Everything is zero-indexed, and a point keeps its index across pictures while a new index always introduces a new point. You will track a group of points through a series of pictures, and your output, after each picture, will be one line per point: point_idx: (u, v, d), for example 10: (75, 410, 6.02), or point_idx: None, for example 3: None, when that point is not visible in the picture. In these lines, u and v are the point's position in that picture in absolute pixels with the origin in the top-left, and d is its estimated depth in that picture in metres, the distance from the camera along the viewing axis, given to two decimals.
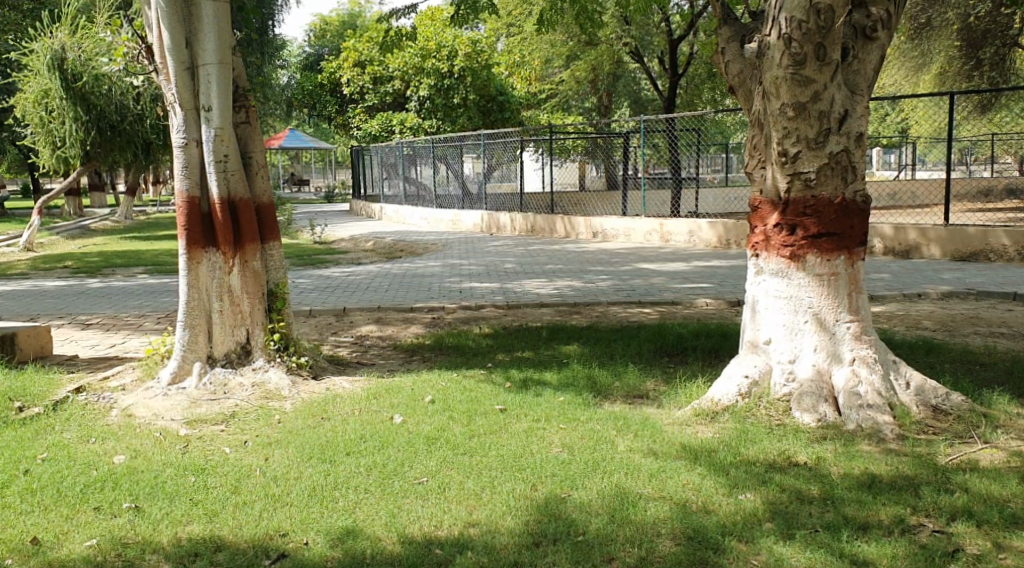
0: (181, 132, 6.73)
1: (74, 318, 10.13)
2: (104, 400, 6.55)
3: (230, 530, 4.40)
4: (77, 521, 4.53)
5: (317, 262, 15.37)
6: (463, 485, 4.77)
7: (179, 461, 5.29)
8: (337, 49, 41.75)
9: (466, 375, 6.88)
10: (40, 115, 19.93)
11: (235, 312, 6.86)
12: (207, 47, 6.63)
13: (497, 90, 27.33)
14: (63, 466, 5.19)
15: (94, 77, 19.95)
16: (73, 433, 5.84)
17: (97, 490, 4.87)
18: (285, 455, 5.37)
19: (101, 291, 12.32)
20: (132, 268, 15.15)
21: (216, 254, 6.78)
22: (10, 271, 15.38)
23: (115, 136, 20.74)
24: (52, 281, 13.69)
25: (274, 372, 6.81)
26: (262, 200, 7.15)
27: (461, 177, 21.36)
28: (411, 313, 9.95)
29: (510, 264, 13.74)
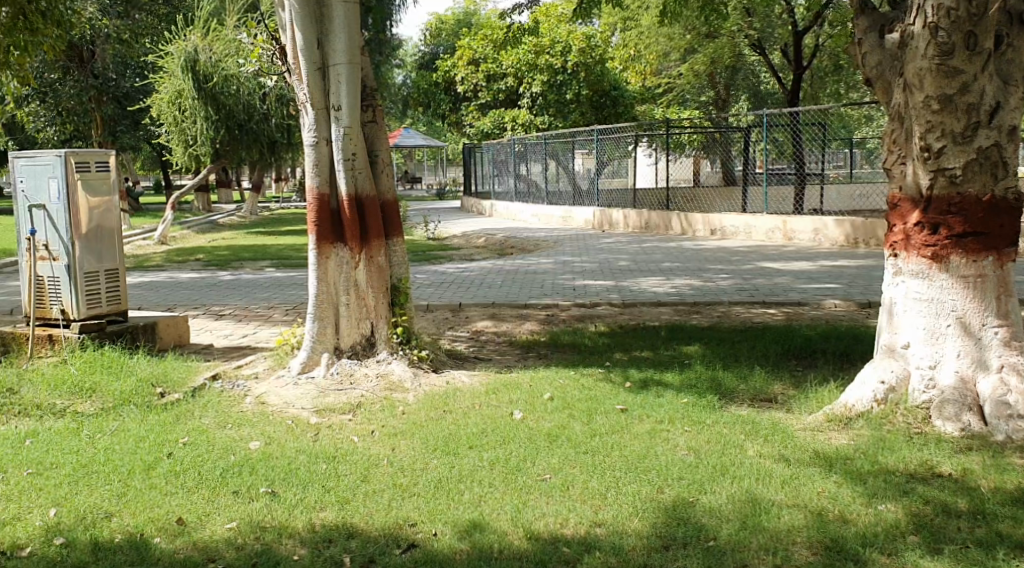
0: (312, 131, 6.91)
1: (208, 308, 10.56)
2: (238, 388, 6.78)
3: (362, 519, 4.49)
4: (218, 503, 4.71)
5: (433, 258, 15.62)
6: (589, 484, 4.73)
7: (311, 449, 5.44)
8: (452, 47, 42.43)
9: (585, 374, 6.83)
10: (173, 115, 20.79)
11: (361, 305, 7.03)
12: (339, 49, 6.79)
13: (612, 85, 27.16)
14: (204, 450, 5.42)
15: (224, 77, 20.70)
16: (211, 419, 6.07)
17: (236, 473, 5.07)
18: (411, 446, 5.45)
19: (229, 283, 12.81)
20: (258, 261, 15.72)
21: (344, 249, 6.96)
22: (147, 263, 16.20)
23: (243, 134, 21.57)
24: (186, 273, 14.29)
25: (398, 364, 6.92)
26: (387, 197, 7.28)
27: (572, 173, 21.36)
28: (526, 310, 9.97)
29: (625, 261, 13.63)
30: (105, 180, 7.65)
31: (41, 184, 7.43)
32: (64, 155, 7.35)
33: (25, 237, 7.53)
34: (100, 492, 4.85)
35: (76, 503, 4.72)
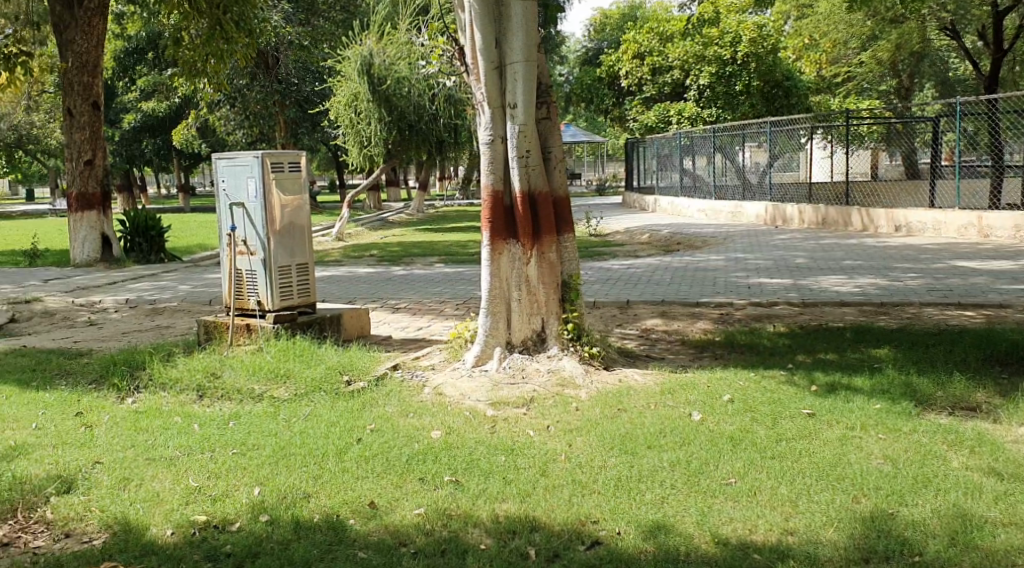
0: (488, 129, 7.02)
1: (385, 302, 10.92)
2: (416, 378, 6.99)
3: (544, 513, 4.52)
4: (405, 490, 4.89)
5: (599, 254, 15.58)
6: (776, 490, 4.58)
7: (490, 440, 5.54)
8: (617, 42, 42.20)
9: (766, 376, 6.62)
10: (350, 117, 21.60)
11: (532, 301, 7.08)
12: (516, 47, 6.85)
13: (784, 75, 26.29)
14: (389, 437, 5.63)
15: (396, 80, 21.44)
16: (394, 407, 6.28)
17: (420, 461, 5.25)
18: (588, 443, 5.44)
19: (403, 278, 13.23)
20: (428, 257, 16.15)
21: (517, 245, 7.04)
22: (325, 258, 16.95)
23: (413, 135, 22.00)
24: (362, 268, 14.88)
25: (569, 360, 6.92)
26: (559, 194, 7.30)
27: (740, 168, 20.85)
28: (699, 308, 9.77)
29: (801, 259, 13.14)
30: (295, 180, 8.06)
31: (241, 184, 7.90)
32: (260, 156, 7.78)
33: (226, 233, 8.04)
34: (298, 474, 5.13)
35: (276, 483, 5.02)
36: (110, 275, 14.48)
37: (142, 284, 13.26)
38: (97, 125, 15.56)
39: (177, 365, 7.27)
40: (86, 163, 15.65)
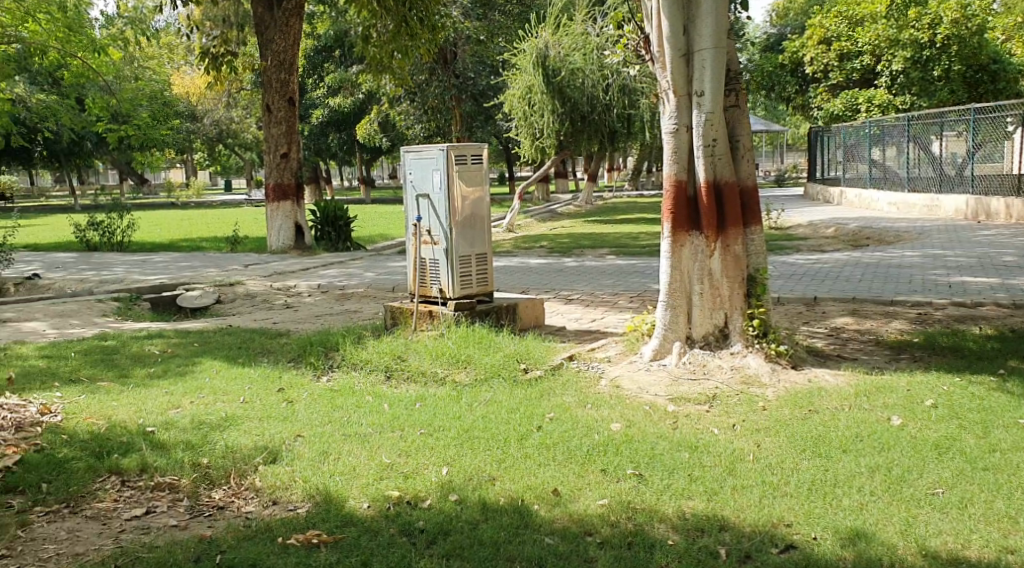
0: (673, 117, 6.90)
1: (559, 293, 10.95)
2: (593, 370, 6.98)
3: (733, 512, 4.40)
4: (588, 479, 4.88)
5: (780, 248, 15.05)
6: (991, 505, 4.26)
7: (672, 436, 5.44)
8: (801, 27, 40.60)
9: (973, 382, 6.17)
10: (524, 109, 21.88)
11: (715, 295, 6.90)
12: (705, 33, 6.68)
13: (989, 58, 24.50)
14: (570, 427, 5.63)
15: (571, 71, 21.36)
16: (572, 397, 6.29)
17: (602, 452, 5.22)
18: (776, 443, 5.25)
19: (576, 269, 13.24)
20: (600, 249, 16.09)
21: (700, 238, 6.89)
22: (498, 248, 17.21)
23: (585, 126, 21.98)
24: (535, 259, 15.01)
25: (754, 358, 6.68)
26: (747, 183, 7.05)
27: (936, 158, 19.60)
28: (892, 307, 9.24)
29: (1006, 257, 12.19)
30: (478, 173, 8.20)
31: (426, 176, 8.13)
32: (446, 149, 7.96)
33: (412, 223, 8.30)
34: (483, 456, 5.22)
35: (462, 465, 5.13)
36: (301, 261, 15.26)
37: (330, 270, 13.89)
38: (292, 121, 16.43)
39: (366, 347, 7.56)
40: (282, 156, 16.55)
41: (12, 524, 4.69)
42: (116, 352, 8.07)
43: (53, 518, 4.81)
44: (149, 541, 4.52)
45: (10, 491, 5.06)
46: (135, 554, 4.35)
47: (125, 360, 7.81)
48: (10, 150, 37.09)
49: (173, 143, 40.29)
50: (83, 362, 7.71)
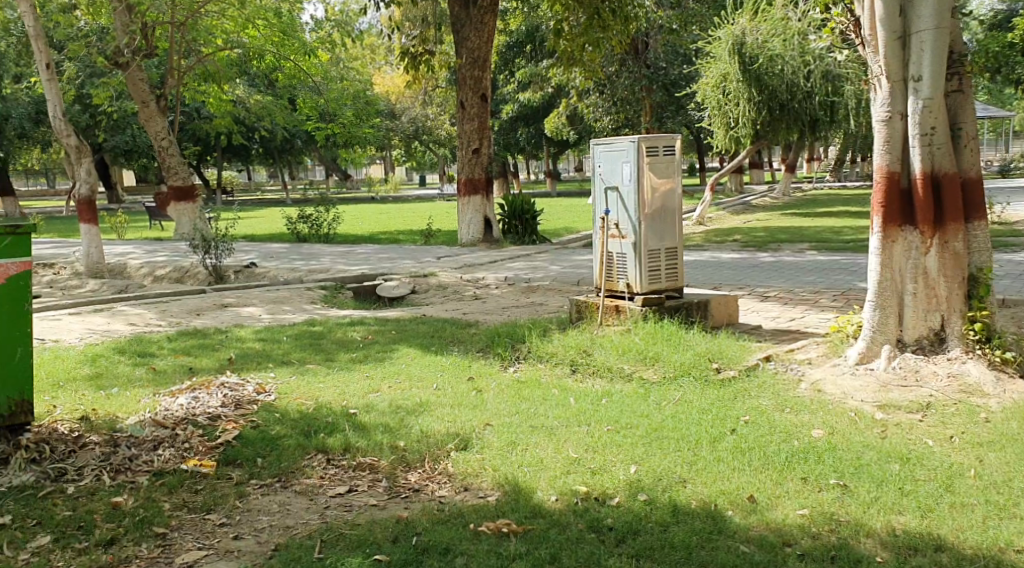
0: (885, 104, 6.43)
1: (754, 290, 10.53)
2: (792, 372, 6.62)
3: (952, 532, 4.03)
4: (787, 487, 4.61)
5: (1002, 245, 13.84)
6: None
7: (881, 446, 5.06)
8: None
9: None
10: (718, 98, 21.34)
11: (930, 294, 6.38)
12: (925, 13, 6.18)
13: None
14: (767, 431, 5.35)
15: (770, 57, 20.56)
16: (768, 400, 5.98)
17: (802, 459, 4.92)
18: (1002, 460, 4.77)
19: (773, 265, 12.71)
20: (798, 243, 15.39)
21: (915, 233, 6.39)
22: (689, 242, 16.82)
23: (784, 114, 21.05)
24: (729, 253, 14.54)
25: (975, 365, 6.12)
26: (969, 175, 6.48)
27: None
28: None
29: None
30: (669, 164, 7.97)
31: (616, 168, 7.98)
32: (636, 140, 7.78)
33: (600, 216, 8.18)
34: (673, 457, 5.05)
35: (652, 464, 4.98)
36: (492, 253, 15.49)
37: (519, 263, 14.02)
38: (484, 117, 16.63)
39: (554, 340, 7.53)
40: (474, 152, 16.81)
41: (230, 495, 4.98)
42: (321, 337, 8.44)
43: (266, 491, 5.07)
44: (350, 518, 4.68)
45: (229, 464, 5.37)
46: (338, 530, 4.51)
47: (329, 344, 8.17)
48: (230, 147, 39.88)
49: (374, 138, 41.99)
50: (292, 345, 8.12)
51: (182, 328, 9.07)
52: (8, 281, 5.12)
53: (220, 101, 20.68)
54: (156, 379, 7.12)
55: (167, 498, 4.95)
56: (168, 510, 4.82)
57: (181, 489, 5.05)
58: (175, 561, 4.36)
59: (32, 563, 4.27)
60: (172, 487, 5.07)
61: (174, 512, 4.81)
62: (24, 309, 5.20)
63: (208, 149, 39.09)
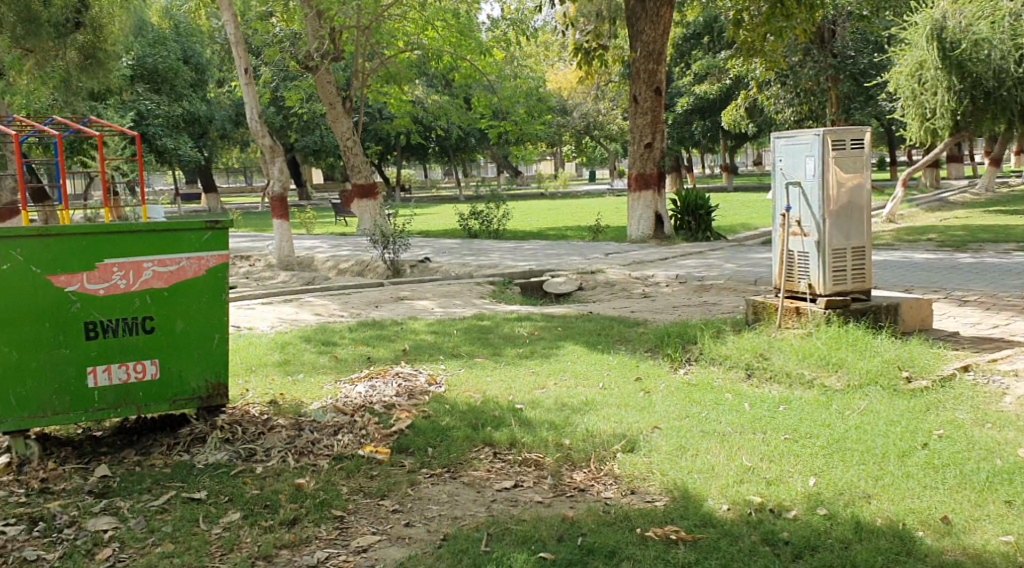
0: None
1: (950, 293, 9.74)
2: (994, 384, 6.03)
3: None
4: (988, 510, 4.17)
5: None
6: None
7: None
8: None
9: None
10: (913, 87, 20.09)
11: None
12: None
13: None
14: (965, 448, 4.86)
15: (975, 43, 19.04)
16: (967, 414, 5.45)
17: (1006, 480, 4.44)
18: None
19: (973, 267, 11.74)
20: (1002, 244, 14.18)
21: None
22: (877, 241, 15.84)
23: (989, 104, 19.45)
24: (922, 254, 13.57)
25: None
26: None
27: None
28: None
29: None
30: (858, 158, 7.46)
31: (799, 162, 7.55)
32: (821, 133, 7.33)
33: (781, 213, 7.76)
34: (857, 471, 4.68)
35: (833, 477, 4.63)
36: (665, 250, 15.13)
37: (692, 261, 13.61)
38: (657, 110, 16.31)
39: (728, 342, 7.21)
40: (646, 146, 16.48)
41: (402, 482, 5.03)
42: (490, 331, 8.47)
43: (437, 480, 5.08)
44: (517, 514, 4.62)
45: (402, 452, 5.43)
46: (505, 525, 4.46)
47: (499, 339, 8.16)
48: (409, 145, 41.09)
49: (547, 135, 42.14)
50: (462, 339, 8.18)
51: (360, 319, 9.33)
52: (206, 272, 5.34)
53: (400, 101, 21.09)
54: (336, 367, 7.33)
55: (344, 482, 5.05)
56: (345, 493, 4.91)
57: (357, 474, 5.14)
58: (350, 544, 4.42)
59: (222, 539, 4.45)
60: (349, 471, 5.16)
61: (351, 496, 4.89)
62: (222, 299, 5.42)
63: (389, 149, 40.42)
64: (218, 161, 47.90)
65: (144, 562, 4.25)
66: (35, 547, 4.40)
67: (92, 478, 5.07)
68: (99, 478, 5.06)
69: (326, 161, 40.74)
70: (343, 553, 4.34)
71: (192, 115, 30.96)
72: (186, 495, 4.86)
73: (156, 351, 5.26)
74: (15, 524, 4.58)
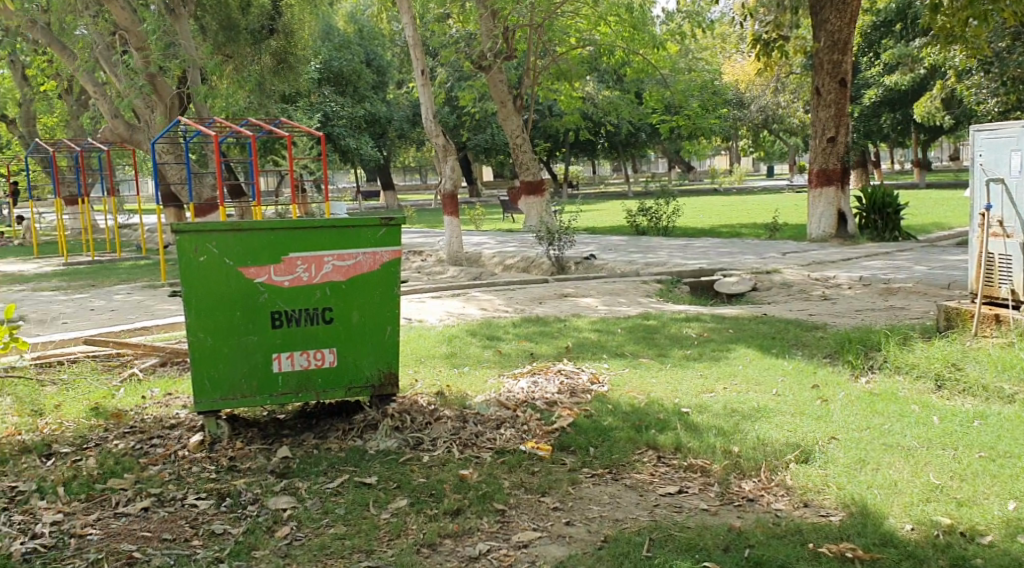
0: None
1: None
2: None
3: None
4: None
5: None
6: None
7: None
8: None
9: None
10: None
11: None
12: None
13: None
14: None
15: None
16: None
17: None
18: None
19: None
20: None
21: None
22: None
23: None
24: None
25: None
26: None
27: None
28: None
29: None
30: None
31: (1002, 158, 6.92)
32: None
33: (980, 212, 7.14)
34: None
35: None
36: (847, 251, 14.35)
37: (877, 262, 12.83)
38: (842, 103, 15.50)
39: (915, 349, 6.70)
40: (829, 140, 15.73)
41: (564, 480, 4.94)
42: (657, 331, 8.24)
43: (599, 480, 4.96)
44: (681, 520, 4.45)
45: (564, 450, 5.34)
46: (669, 530, 4.30)
47: (665, 339, 7.93)
48: (579, 142, 40.93)
49: (721, 130, 40.91)
50: (627, 338, 8.00)
51: (526, 315, 9.32)
52: (381, 267, 5.44)
53: (571, 98, 20.96)
54: (501, 361, 7.33)
55: (506, 476, 5.00)
56: (507, 487, 4.87)
57: (519, 469, 5.09)
58: (511, 539, 4.37)
59: (388, 524, 4.49)
60: (511, 466, 5.12)
61: (512, 490, 4.84)
62: (395, 292, 5.51)
63: (559, 145, 40.41)
64: (394, 159, 49.38)
65: (318, 542, 4.34)
66: (221, 521, 4.59)
67: (275, 458, 5.25)
68: (280, 460, 5.24)
69: (498, 159, 41.27)
70: (504, 547, 4.29)
71: (373, 115, 32.05)
72: (357, 480, 4.95)
73: (335, 340, 5.40)
74: (205, 499, 4.80)
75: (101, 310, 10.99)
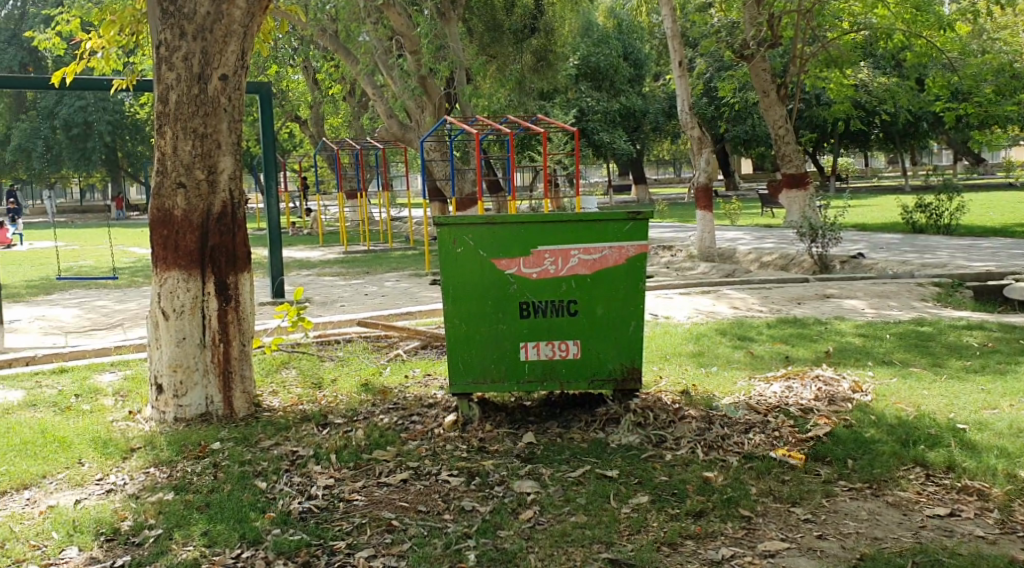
0: None
1: None
2: None
3: None
4: None
5: None
6: None
7: None
8: None
9: None
10: None
11: None
12: None
13: None
14: None
15: None
16: None
17: None
18: None
19: None
20: None
21: None
22: None
23: None
24: None
25: None
26: None
27: None
28: None
29: None
30: None
31: None
32: None
33: None
34: None
35: None
36: None
37: None
38: None
39: None
40: None
41: (818, 491, 4.67)
42: (931, 339, 7.57)
43: (857, 495, 4.63)
44: (952, 545, 4.07)
45: (819, 460, 5.04)
46: (936, 556, 3.94)
47: (940, 348, 7.27)
48: (850, 132, 38.48)
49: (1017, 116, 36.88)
50: (896, 345, 7.41)
51: (781, 316, 8.90)
52: (627, 260, 5.39)
53: (842, 86, 19.77)
54: (752, 363, 7.05)
55: (755, 482, 4.81)
56: (754, 494, 4.67)
57: (769, 476, 4.87)
58: (757, 546, 4.19)
59: (630, 518, 4.46)
60: (759, 472, 4.91)
61: (760, 497, 4.64)
62: (642, 288, 5.45)
63: (827, 135, 38.25)
64: (650, 153, 48.94)
65: (560, 528, 4.39)
66: (471, 498, 4.76)
67: (520, 443, 5.39)
68: (527, 445, 5.37)
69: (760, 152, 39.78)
70: (750, 554, 4.12)
71: (628, 109, 32.03)
72: (600, 471, 4.97)
73: (581, 332, 5.44)
74: (456, 476, 5.02)
75: (372, 296, 11.82)
